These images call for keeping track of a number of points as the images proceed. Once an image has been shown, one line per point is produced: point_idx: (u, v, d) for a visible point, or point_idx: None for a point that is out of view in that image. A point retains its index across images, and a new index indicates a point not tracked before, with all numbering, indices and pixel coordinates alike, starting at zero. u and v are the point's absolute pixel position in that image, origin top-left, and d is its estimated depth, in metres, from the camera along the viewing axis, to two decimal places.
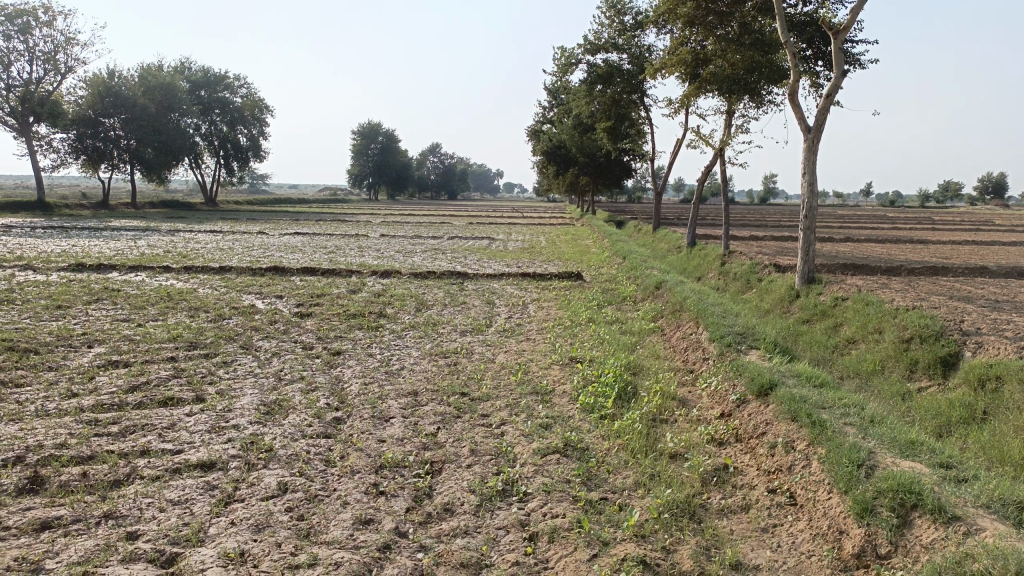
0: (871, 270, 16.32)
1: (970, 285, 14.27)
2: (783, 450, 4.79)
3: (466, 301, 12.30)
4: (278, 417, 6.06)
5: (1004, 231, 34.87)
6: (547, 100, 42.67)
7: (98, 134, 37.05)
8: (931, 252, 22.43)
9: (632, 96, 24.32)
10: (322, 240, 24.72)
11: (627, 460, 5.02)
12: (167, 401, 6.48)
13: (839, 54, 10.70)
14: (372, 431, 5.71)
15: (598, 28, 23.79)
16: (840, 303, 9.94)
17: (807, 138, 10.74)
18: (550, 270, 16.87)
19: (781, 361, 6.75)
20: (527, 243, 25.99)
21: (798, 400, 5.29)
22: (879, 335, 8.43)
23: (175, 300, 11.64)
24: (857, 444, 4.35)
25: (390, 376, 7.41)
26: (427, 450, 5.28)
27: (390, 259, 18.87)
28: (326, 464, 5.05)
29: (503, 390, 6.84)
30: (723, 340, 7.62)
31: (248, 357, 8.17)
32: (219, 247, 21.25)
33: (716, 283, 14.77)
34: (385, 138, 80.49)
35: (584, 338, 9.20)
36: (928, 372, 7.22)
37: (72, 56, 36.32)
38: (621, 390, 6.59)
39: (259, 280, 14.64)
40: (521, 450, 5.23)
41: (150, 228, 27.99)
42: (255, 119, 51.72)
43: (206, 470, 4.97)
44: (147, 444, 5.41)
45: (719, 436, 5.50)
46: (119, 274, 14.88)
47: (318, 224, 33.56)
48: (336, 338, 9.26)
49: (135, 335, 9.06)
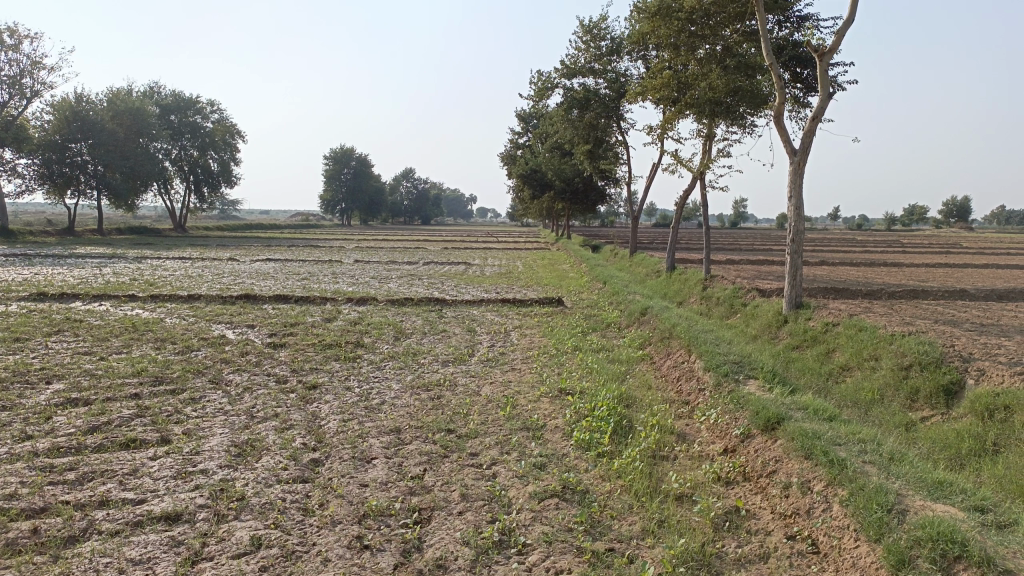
0: (852, 293, 16.19)
1: (952, 308, 14.15)
2: (799, 492, 4.47)
3: (445, 329, 11.90)
4: (251, 460, 5.62)
5: (975, 254, 35.28)
6: (518, 126, 42.77)
7: (65, 160, 36.29)
8: (908, 275, 22.42)
9: (608, 120, 24.25)
10: (294, 266, 24.23)
11: (631, 504, 4.65)
12: (130, 443, 6.01)
13: (824, 76, 10.57)
14: (354, 473, 5.30)
15: (575, 53, 23.71)
16: (831, 329, 9.71)
17: (793, 160, 10.58)
18: (530, 296, 16.54)
19: (782, 392, 6.45)
20: (504, 268, 25.65)
21: (810, 435, 4.98)
22: (876, 362, 8.17)
23: (141, 332, 11.11)
24: (884, 486, 4.04)
25: (370, 412, 6.99)
26: (414, 496, 4.87)
27: (366, 286, 18.40)
28: (304, 513, 4.63)
29: (491, 425, 6.45)
30: (719, 369, 7.32)
31: (218, 393, 7.70)
32: (188, 274, 20.65)
33: (699, 308, 14.52)
34: (358, 163, 80.22)
35: (572, 367, 8.85)
36: (930, 401, 6.97)
37: (38, 81, 35.58)
38: (616, 425, 6.24)
39: (230, 308, 14.14)
40: (516, 494, 4.84)
41: (116, 254, 27.28)
42: (226, 144, 51.07)
43: (171, 523, 4.52)
44: (106, 493, 4.94)
45: (726, 474, 5.16)
46: (82, 304, 14.29)
47: (291, 250, 33.09)
48: (311, 370, 8.82)
49: (97, 370, 8.54)
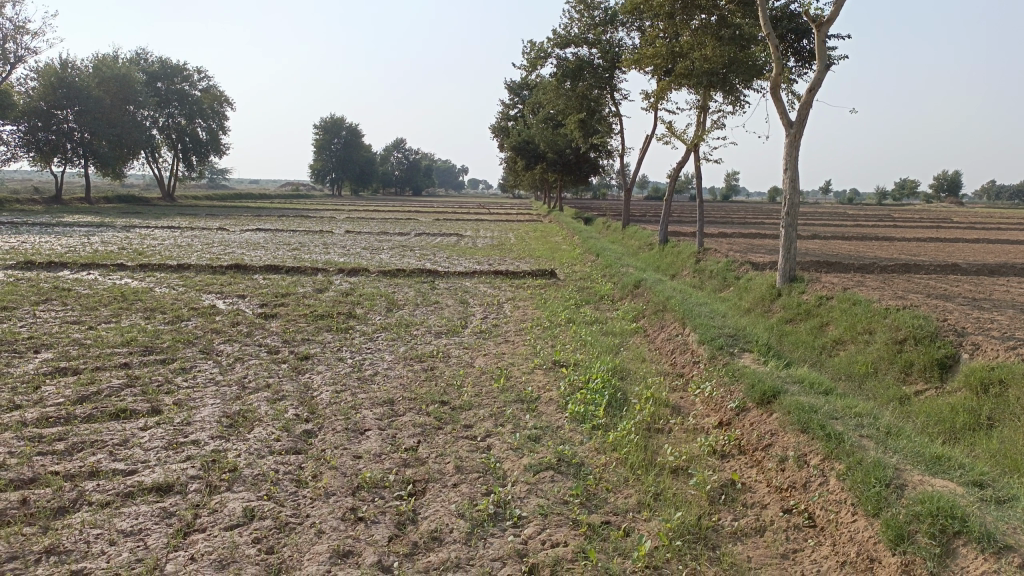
0: (844, 267, 16.18)
1: (944, 283, 14.17)
2: (795, 465, 4.45)
3: (438, 300, 11.82)
4: (243, 431, 5.57)
5: (965, 229, 35.35)
6: (508, 97, 42.45)
7: (50, 127, 35.76)
8: (900, 250, 22.44)
9: (601, 91, 24.01)
10: (284, 236, 24.02)
11: (626, 476, 4.63)
12: (120, 413, 5.94)
13: (822, 47, 10.44)
14: (347, 445, 5.26)
15: (568, 23, 23.41)
16: (825, 302, 9.69)
17: (790, 133, 10.48)
18: (523, 268, 16.45)
19: (778, 366, 6.44)
20: (496, 240, 25.56)
21: (807, 409, 4.96)
22: (870, 336, 8.16)
23: (130, 301, 10.98)
24: (882, 460, 4.03)
25: (362, 383, 6.93)
26: (408, 468, 4.83)
27: (357, 256, 18.30)
28: (297, 485, 4.59)
29: (485, 397, 6.41)
30: (714, 343, 7.29)
31: (208, 363, 7.61)
32: (177, 244, 20.45)
33: (692, 281, 14.49)
34: (348, 133, 79.57)
35: (565, 339, 8.80)
36: (924, 375, 6.97)
37: (22, 46, 34.89)
38: (610, 397, 6.21)
39: (219, 278, 13.99)
40: (511, 466, 4.81)
41: (104, 223, 26.97)
42: (215, 113, 50.40)
43: (162, 494, 4.47)
44: (96, 464, 4.88)
45: (721, 447, 5.15)
46: (70, 273, 14.14)
47: (280, 220, 32.82)
48: (303, 341, 8.75)
49: (86, 340, 8.44)
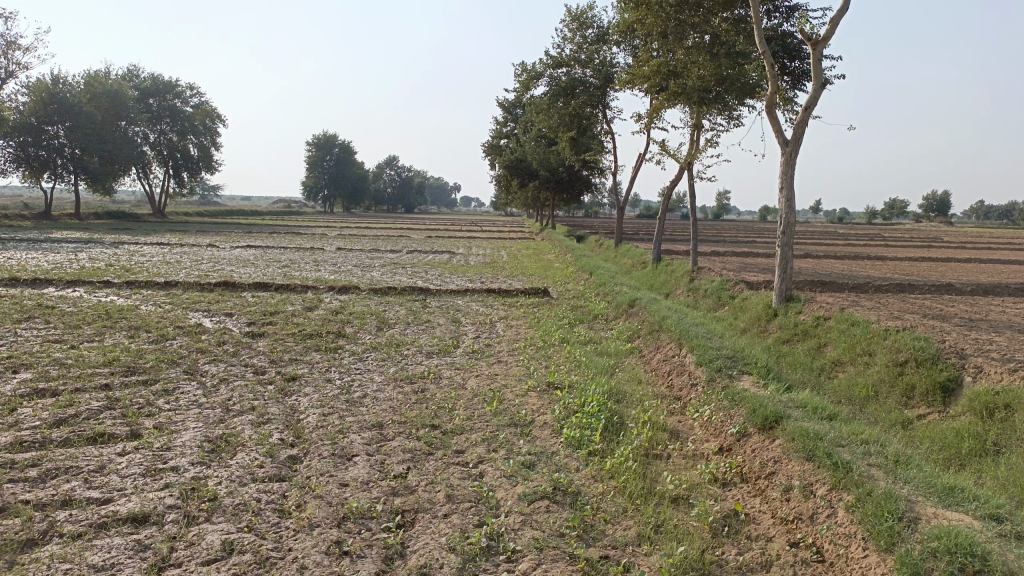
0: (839, 287, 16.07)
1: (939, 303, 14.07)
2: (800, 495, 4.27)
3: (429, 319, 11.62)
4: (224, 457, 5.35)
5: (956, 248, 35.42)
6: (501, 115, 42.49)
7: (41, 143, 35.54)
8: (894, 269, 22.35)
9: (594, 110, 24.02)
10: (275, 254, 23.82)
11: (625, 507, 4.44)
12: (98, 437, 5.72)
13: (818, 65, 10.37)
14: (333, 472, 5.05)
15: (561, 42, 23.41)
16: (823, 323, 9.55)
17: (785, 151, 10.39)
18: (515, 286, 16.28)
19: (779, 390, 6.28)
20: (488, 258, 25.45)
21: (811, 435, 4.79)
22: (870, 357, 8.01)
23: (114, 319, 10.76)
24: (891, 491, 3.86)
25: (351, 405, 6.72)
26: (397, 497, 4.63)
27: (348, 274, 18.11)
28: (280, 515, 4.38)
29: (477, 421, 6.21)
30: (712, 365, 7.12)
31: (192, 384, 7.40)
32: (166, 260, 20.20)
33: (686, 300, 14.36)
34: (341, 150, 79.65)
35: (559, 360, 8.62)
36: (926, 399, 6.81)
37: (13, 61, 34.72)
38: (606, 421, 6.02)
39: (207, 296, 13.77)
40: (504, 496, 4.61)
41: (93, 240, 26.72)
42: (206, 129, 50.20)
43: (138, 526, 4.25)
44: (69, 492, 4.66)
45: (722, 475, 4.96)
46: (55, 290, 13.90)
47: (272, 237, 32.60)
48: (290, 361, 8.54)
49: (67, 359, 8.21)
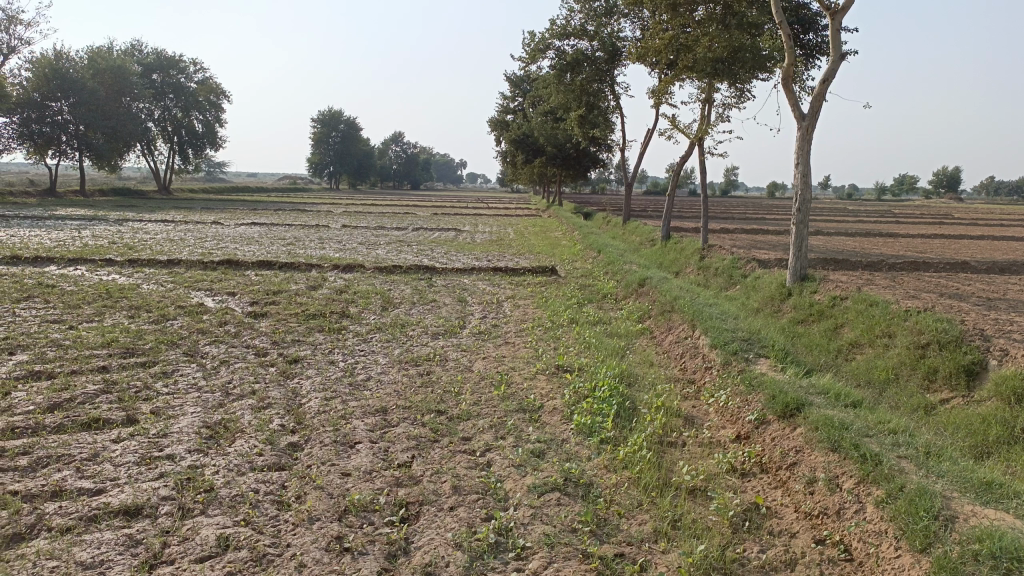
0: (852, 265, 15.78)
1: (956, 281, 13.76)
2: (826, 489, 4.05)
3: (435, 299, 11.38)
4: (223, 444, 5.15)
5: (967, 225, 35.04)
6: (509, 91, 41.90)
7: (45, 119, 35.26)
8: (907, 246, 22.00)
9: (600, 85, 23.57)
10: (279, 231, 23.61)
11: (640, 500, 4.22)
12: (92, 423, 5.53)
13: (836, 37, 10.01)
14: (335, 461, 4.84)
15: (568, 14, 22.90)
16: (839, 303, 9.27)
17: (801, 126, 10.06)
18: (522, 265, 16.01)
19: (798, 375, 6.04)
20: (495, 235, 25.16)
21: (836, 424, 4.56)
22: (889, 339, 7.75)
23: (115, 299, 10.57)
24: (925, 486, 3.64)
25: (355, 389, 6.52)
26: (401, 488, 4.43)
27: (354, 252, 17.87)
28: (279, 507, 4.19)
29: (484, 406, 6.00)
30: (728, 347, 6.88)
31: (192, 366, 7.20)
32: (169, 238, 19.98)
33: (696, 278, 14.10)
34: (346, 126, 79.13)
35: (568, 341, 8.40)
36: (949, 382, 6.57)
37: (15, 36, 34.33)
38: (618, 407, 5.79)
39: (210, 274, 13.57)
40: (513, 487, 4.41)
41: (98, 217, 26.53)
42: (211, 105, 49.74)
43: (130, 519, 4.06)
44: (60, 482, 4.46)
45: (740, 465, 4.74)
46: (57, 268, 13.70)
47: (277, 214, 32.38)
48: (292, 343, 8.33)
49: (65, 341, 8.01)
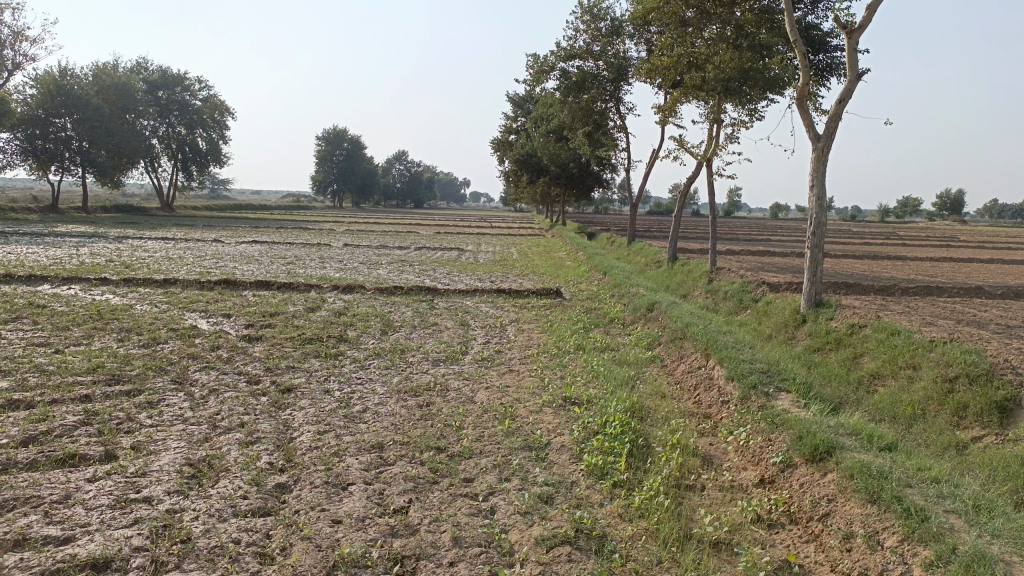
0: (864, 289, 15.41)
1: (971, 307, 13.36)
2: (866, 547, 3.67)
3: (436, 322, 11.03)
4: (205, 485, 4.77)
5: (975, 247, 34.63)
6: (512, 110, 41.90)
7: (48, 135, 35.08)
8: (916, 270, 21.60)
9: (606, 104, 23.38)
10: (280, 249, 23.31)
11: (660, 557, 3.84)
12: (68, 459, 5.16)
13: (853, 57, 9.69)
14: (325, 506, 4.47)
15: (574, 34, 22.70)
16: (857, 331, 8.89)
17: (816, 147, 9.74)
18: (526, 286, 15.67)
19: (823, 412, 5.66)
20: (497, 255, 24.86)
21: (873, 473, 4.18)
22: (913, 371, 7.36)
23: (105, 320, 10.23)
24: (982, 549, 3.27)
25: (350, 422, 6.15)
26: (397, 539, 4.06)
27: (354, 272, 17.56)
28: (261, 561, 3.81)
29: (487, 443, 5.61)
30: (746, 380, 6.50)
31: (179, 395, 6.84)
32: (167, 256, 19.68)
33: (704, 302, 13.74)
34: (350, 144, 79.28)
35: (575, 370, 8.02)
36: (981, 419, 6.17)
37: (21, 53, 34.27)
38: (631, 444, 5.41)
39: (207, 294, 13.23)
40: (519, 539, 4.03)
41: (97, 234, 26.24)
42: (215, 123, 49.69)
43: (96, 575, 3.66)
44: (24, 530, 4.07)
45: (767, 514, 4.35)
46: (50, 287, 13.37)
47: (279, 232, 32.19)
48: (287, 369, 7.97)
49: (49, 366, 7.65)
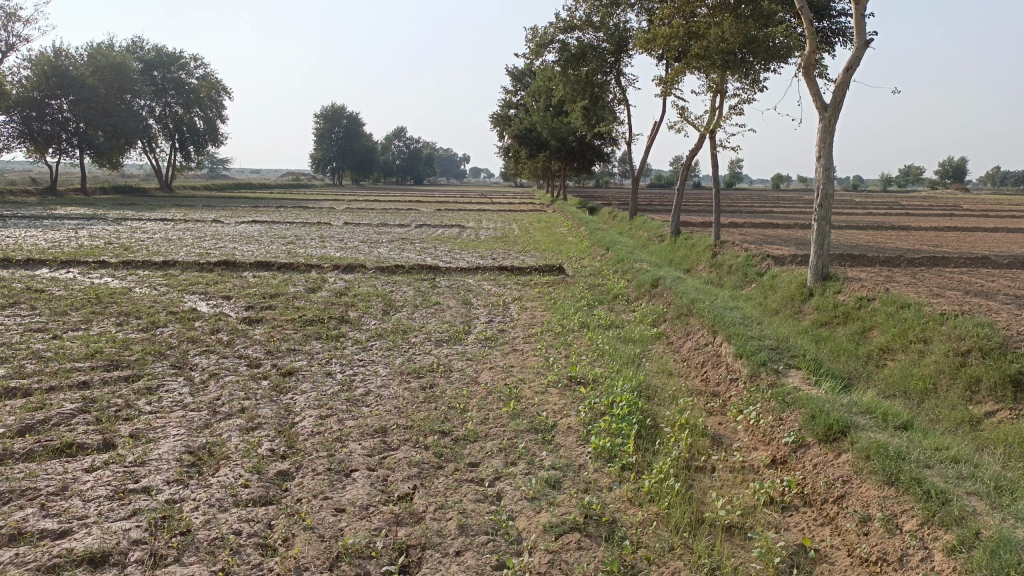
0: (870, 261, 15.22)
1: (978, 278, 13.19)
2: (883, 530, 3.57)
3: (439, 302, 10.90)
4: (205, 473, 4.67)
5: (979, 216, 34.38)
6: (511, 84, 41.43)
7: (44, 117, 34.74)
8: (922, 240, 21.40)
9: (606, 77, 23.04)
10: (279, 228, 23.11)
11: (672, 543, 3.74)
12: (66, 449, 5.06)
13: (861, 22, 9.46)
14: (328, 493, 4.37)
15: (573, 5, 22.29)
16: (865, 304, 8.75)
17: (823, 117, 9.54)
18: (528, 263, 15.54)
19: (835, 389, 5.54)
20: (500, 231, 24.69)
21: (891, 454, 4.07)
22: (924, 345, 7.23)
23: (104, 304, 10.09)
24: (1006, 534, 3.17)
25: (353, 406, 6.05)
26: (401, 527, 3.97)
27: (354, 251, 17.40)
28: (263, 553, 3.71)
29: (492, 427, 5.49)
30: (755, 357, 6.37)
31: (178, 380, 6.74)
32: (167, 238, 19.50)
33: (709, 276, 13.59)
34: (349, 121, 78.70)
35: (580, 349, 7.89)
36: (994, 394, 6.05)
37: (14, 34, 33.87)
38: (639, 425, 5.30)
39: (206, 276, 13.09)
40: (526, 526, 3.92)
41: (96, 215, 26.07)
42: (213, 102, 49.23)
43: (94, 570, 3.56)
44: (21, 523, 3.96)
45: (780, 496, 4.26)
46: (48, 271, 13.23)
47: (277, 211, 31.98)
48: (288, 352, 7.86)
49: (47, 352, 7.53)
